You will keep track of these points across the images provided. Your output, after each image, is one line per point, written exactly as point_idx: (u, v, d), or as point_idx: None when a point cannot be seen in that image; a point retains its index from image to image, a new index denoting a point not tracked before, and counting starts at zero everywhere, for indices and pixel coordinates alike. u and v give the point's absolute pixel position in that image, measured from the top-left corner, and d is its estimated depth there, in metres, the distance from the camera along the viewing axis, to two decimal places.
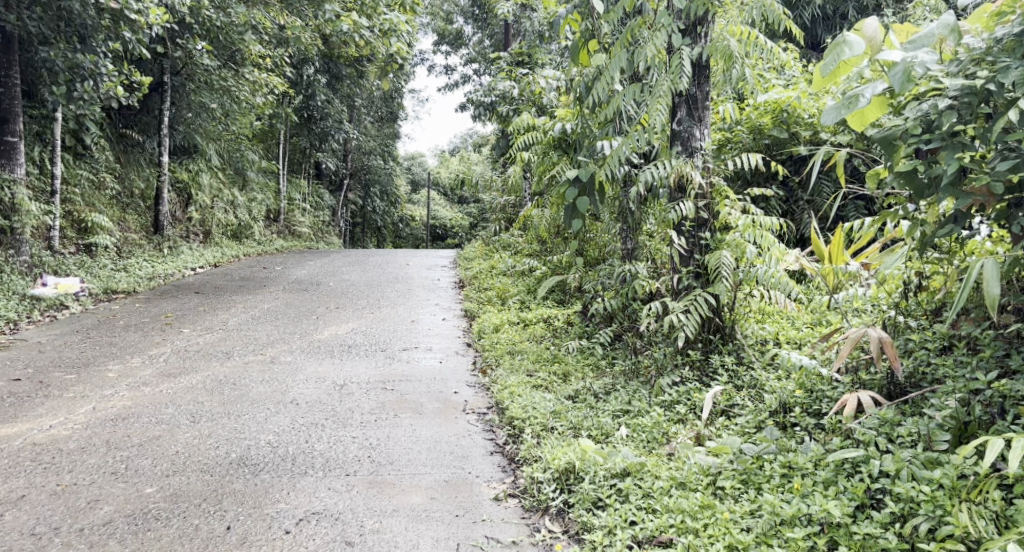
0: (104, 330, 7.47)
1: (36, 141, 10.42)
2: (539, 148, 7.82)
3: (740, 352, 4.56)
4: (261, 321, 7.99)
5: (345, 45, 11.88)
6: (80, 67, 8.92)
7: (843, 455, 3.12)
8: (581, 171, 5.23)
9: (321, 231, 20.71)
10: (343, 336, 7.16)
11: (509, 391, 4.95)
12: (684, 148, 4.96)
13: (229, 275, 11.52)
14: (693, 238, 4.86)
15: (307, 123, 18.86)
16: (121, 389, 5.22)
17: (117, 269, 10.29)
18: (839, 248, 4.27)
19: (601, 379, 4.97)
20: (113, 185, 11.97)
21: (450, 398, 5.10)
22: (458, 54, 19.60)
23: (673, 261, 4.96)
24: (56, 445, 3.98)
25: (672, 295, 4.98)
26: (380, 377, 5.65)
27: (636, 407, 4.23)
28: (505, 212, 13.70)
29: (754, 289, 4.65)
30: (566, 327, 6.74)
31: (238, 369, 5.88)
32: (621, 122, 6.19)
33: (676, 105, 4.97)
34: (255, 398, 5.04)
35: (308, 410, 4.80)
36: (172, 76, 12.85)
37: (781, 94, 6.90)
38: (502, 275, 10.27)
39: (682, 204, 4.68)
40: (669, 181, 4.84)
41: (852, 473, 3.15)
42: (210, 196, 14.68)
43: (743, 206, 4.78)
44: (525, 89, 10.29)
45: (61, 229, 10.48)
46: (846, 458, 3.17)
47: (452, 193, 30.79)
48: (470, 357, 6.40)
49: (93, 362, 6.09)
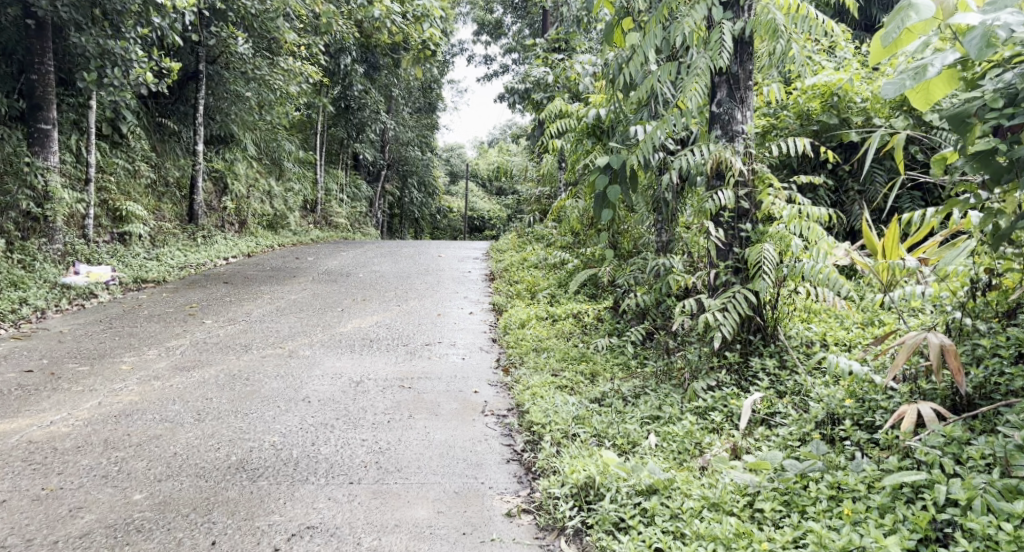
0: (128, 320, 7.34)
1: (73, 130, 10.40)
2: (572, 135, 7.51)
3: (783, 355, 4.17)
4: (285, 313, 7.79)
5: (379, 32, 11.67)
6: (111, 53, 8.85)
7: (902, 480, 2.74)
8: (613, 157, 4.90)
9: (358, 221, 20.61)
10: (366, 329, 6.94)
11: (531, 393, 4.65)
12: (724, 132, 4.54)
13: (261, 264, 11.42)
14: (733, 230, 4.47)
15: (345, 114, 18.78)
16: (132, 383, 5.03)
17: (148, 258, 10.22)
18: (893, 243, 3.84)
19: (630, 381, 4.66)
20: (149, 173, 11.93)
21: (469, 399, 4.84)
22: (497, 44, 19.33)
23: (710, 254, 4.58)
24: (51, 444, 3.80)
25: (709, 292, 4.61)
26: (398, 374, 5.40)
27: (667, 414, 3.91)
28: (540, 204, 13.42)
29: (799, 285, 4.27)
30: (596, 324, 6.44)
31: (253, 363, 5.68)
32: (657, 106, 5.82)
33: (715, 85, 4.56)
34: (266, 395, 4.83)
35: (320, 409, 4.57)
36: (207, 64, 12.79)
37: (832, 77, 6.50)
38: (534, 268, 9.98)
39: (720, 193, 4.30)
40: (707, 167, 4.46)
41: (912, 499, 2.78)
42: (246, 186, 14.62)
43: (789, 196, 4.38)
44: (560, 76, 9.93)
45: (95, 217, 10.45)
46: (905, 482, 2.79)
47: (490, 185, 30.49)
48: (495, 354, 6.12)
49: (110, 353, 5.94)
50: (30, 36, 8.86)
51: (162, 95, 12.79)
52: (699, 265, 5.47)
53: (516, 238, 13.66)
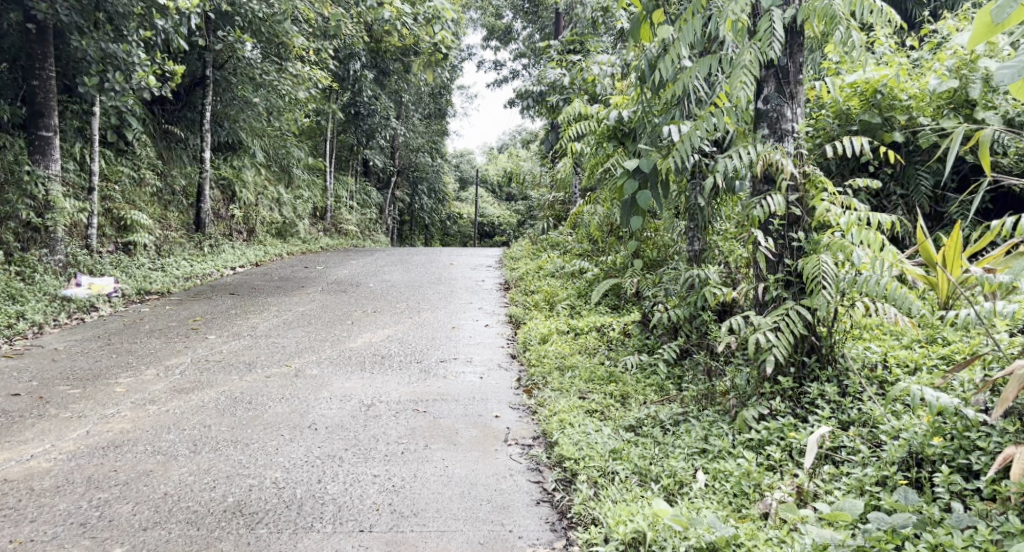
0: (127, 336, 6.95)
1: (76, 137, 10.08)
2: (593, 139, 7.11)
3: (843, 379, 3.76)
4: (292, 327, 7.40)
5: (388, 35, 11.32)
6: (113, 57, 8.49)
7: None
8: (644, 159, 4.56)
9: (368, 228, 20.25)
10: (377, 344, 6.55)
11: (559, 419, 4.24)
12: (771, 131, 4.13)
13: (268, 274, 11.05)
14: (783, 239, 4.04)
15: (354, 120, 18.42)
16: (125, 408, 4.64)
17: (153, 269, 9.86)
18: (953, 251, 3.66)
19: (668, 406, 4.26)
20: (155, 181, 11.59)
21: (490, 425, 4.43)
22: (507, 50, 19.00)
23: (758, 267, 4.16)
24: (29, 483, 3.44)
25: (757, 308, 4.19)
26: (412, 396, 4.99)
27: (715, 448, 3.52)
28: (554, 209, 13.03)
29: (858, 301, 3.86)
30: (623, 339, 6.03)
31: (257, 384, 5.28)
32: (690, 106, 5.40)
33: (762, 80, 4.13)
34: (269, 422, 4.42)
35: (328, 438, 4.16)
36: (214, 70, 12.46)
37: (876, 73, 6.05)
38: (550, 277, 9.53)
39: (769, 199, 3.90)
40: (754, 170, 4.05)
41: None
42: (254, 194, 14.26)
43: (845, 201, 3.97)
44: (577, 78, 9.52)
45: (99, 227, 10.09)
46: None
47: (500, 190, 30.07)
48: (515, 372, 5.70)
49: (105, 373, 5.55)
50: (30, 41, 8.49)
51: (168, 101, 12.48)
52: (738, 277, 5.05)
53: (530, 245, 13.22)
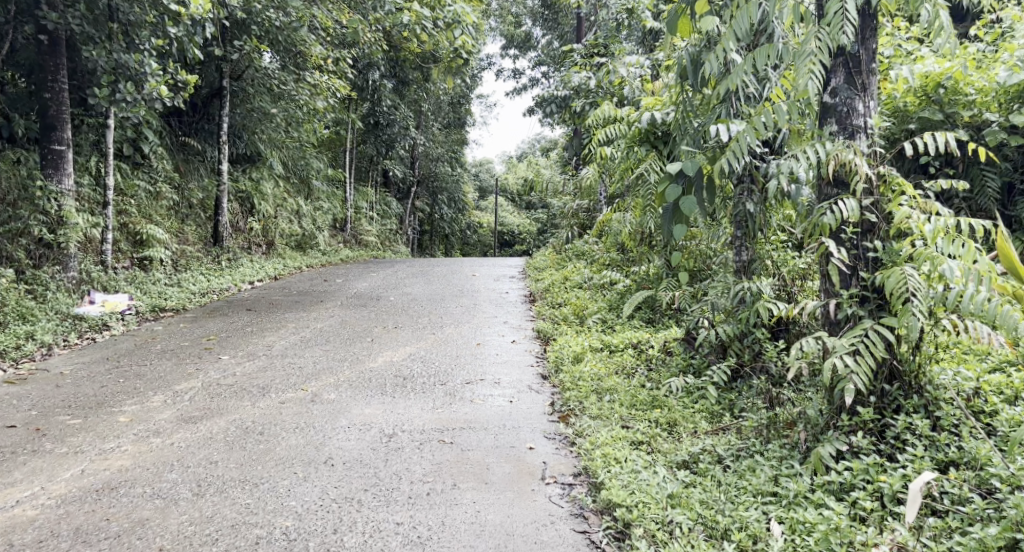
0: (137, 357, 6.58)
1: (92, 152, 9.81)
2: (624, 143, 6.66)
3: (933, 409, 3.33)
4: (309, 345, 7.00)
5: (406, 41, 10.93)
6: (125, 68, 8.06)
7: None
8: (688, 162, 4.06)
9: (388, 239, 19.90)
10: (398, 364, 6.13)
11: (603, 453, 3.81)
12: (841, 127, 3.67)
13: (286, 288, 10.70)
14: (856, 249, 3.56)
15: (374, 130, 18.05)
16: (127, 441, 4.24)
17: (169, 284, 9.53)
18: None
19: (726, 439, 3.82)
20: (171, 195, 11.28)
21: (524, 459, 4.01)
22: (527, 58, 18.61)
23: (827, 281, 3.68)
24: (8, 538, 3.18)
25: (825, 325, 3.72)
26: (438, 425, 4.56)
27: (789, 493, 3.15)
28: (578, 218, 12.56)
29: (945, 318, 3.40)
30: (663, 356, 5.57)
31: (271, 411, 4.89)
32: (738, 104, 4.92)
33: (830, 69, 3.66)
34: (281, 457, 4.01)
35: (345, 477, 3.75)
36: (231, 81, 12.15)
37: (939, 66, 5.57)
38: (579, 288, 9.08)
39: (841, 204, 3.45)
40: (823, 171, 3.59)
41: None
42: (273, 206, 13.93)
43: (927, 205, 3.50)
44: (603, 80, 9.05)
45: (115, 243, 9.77)
46: None
47: (520, 199, 29.64)
48: (547, 395, 5.26)
49: (110, 401, 5.16)
50: (42, 53, 8.08)
51: (185, 113, 12.17)
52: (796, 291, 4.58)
53: (554, 255, 12.78)
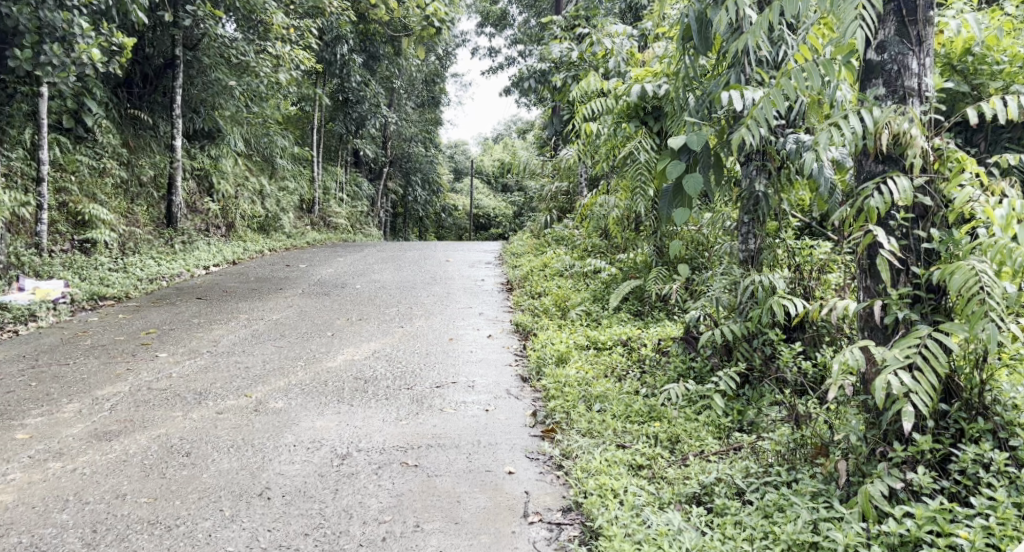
0: (61, 355, 5.79)
1: (27, 122, 8.74)
2: (610, 118, 5.96)
3: (1005, 437, 2.74)
4: (261, 340, 6.25)
5: (375, 7, 10.03)
6: (51, 26, 7.08)
7: None
8: (693, 135, 3.38)
9: (359, 222, 19.03)
10: (360, 365, 5.41)
11: (598, 484, 3.19)
12: (889, 90, 2.98)
13: (245, 274, 9.90)
14: (907, 239, 2.90)
15: (343, 107, 17.12)
16: (17, 467, 3.58)
17: (113, 269, 8.68)
18: None
19: (747, 467, 3.21)
20: (119, 172, 10.31)
21: (503, 487, 3.35)
22: (503, 36, 17.81)
23: (870, 278, 3.00)
24: None
25: (866, 331, 3.04)
26: (401, 442, 3.86)
27: (835, 546, 2.57)
28: (557, 201, 11.86)
29: (1016, 322, 2.75)
30: (659, 355, 4.93)
31: (206, 424, 4.17)
32: (749, 70, 4.22)
33: (878, 19, 2.97)
34: (207, 488, 3.32)
35: (283, 516, 3.10)
36: (184, 50, 11.18)
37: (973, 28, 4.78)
38: (559, 276, 8.38)
39: (892, 181, 2.78)
40: (868, 143, 2.91)
41: None
42: (233, 185, 13.02)
43: (994, 184, 2.85)
44: (586, 52, 8.31)
45: (52, 224, 8.88)
46: None
47: (495, 181, 28.75)
48: (528, 401, 4.58)
49: (12, 412, 4.43)
50: None
51: (133, 84, 11.18)
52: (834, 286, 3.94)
53: (532, 240, 12.05)
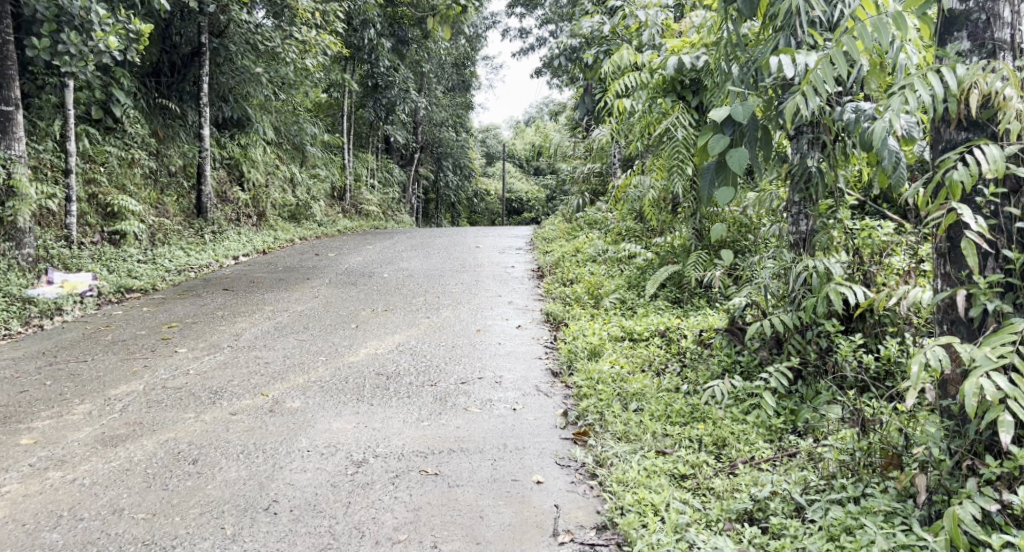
0: (81, 351, 5.60)
1: (56, 114, 8.54)
2: (645, 94, 5.54)
3: None
4: (284, 333, 6.01)
5: None
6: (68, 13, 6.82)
7: None
8: (739, 106, 2.92)
9: (390, 209, 18.82)
10: (382, 359, 5.13)
11: (636, 500, 2.89)
12: (974, 45, 2.57)
13: (273, 264, 9.70)
14: (997, 217, 2.50)
15: (373, 93, 16.81)
16: (16, 477, 3.36)
17: (141, 261, 8.51)
18: None
19: (806, 481, 2.86)
20: (147, 163, 10.15)
21: (530, 500, 3.04)
22: (533, 16, 17.29)
23: (953, 263, 2.60)
24: None
25: (946, 324, 2.65)
26: (423, 446, 3.56)
27: None
28: (589, 183, 11.42)
29: None
30: (700, 347, 4.56)
31: (218, 426, 3.92)
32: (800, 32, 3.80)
33: None
34: (209, 501, 3.07)
35: (288, 535, 2.84)
36: (211, 37, 10.91)
37: None
38: (592, 262, 8.00)
39: (982, 149, 2.37)
40: (950, 105, 2.51)
41: None
42: (263, 174, 12.83)
43: None
44: (619, 26, 7.85)
45: (80, 216, 8.73)
46: None
47: (528, 165, 28.32)
48: (559, 398, 4.25)
49: (23, 414, 4.24)
50: None
51: (161, 73, 10.99)
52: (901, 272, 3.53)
53: (564, 224, 11.66)
